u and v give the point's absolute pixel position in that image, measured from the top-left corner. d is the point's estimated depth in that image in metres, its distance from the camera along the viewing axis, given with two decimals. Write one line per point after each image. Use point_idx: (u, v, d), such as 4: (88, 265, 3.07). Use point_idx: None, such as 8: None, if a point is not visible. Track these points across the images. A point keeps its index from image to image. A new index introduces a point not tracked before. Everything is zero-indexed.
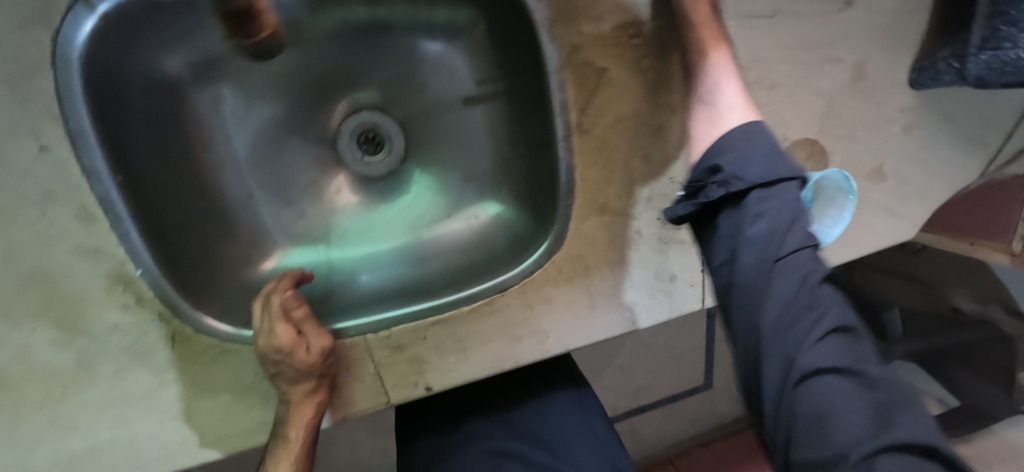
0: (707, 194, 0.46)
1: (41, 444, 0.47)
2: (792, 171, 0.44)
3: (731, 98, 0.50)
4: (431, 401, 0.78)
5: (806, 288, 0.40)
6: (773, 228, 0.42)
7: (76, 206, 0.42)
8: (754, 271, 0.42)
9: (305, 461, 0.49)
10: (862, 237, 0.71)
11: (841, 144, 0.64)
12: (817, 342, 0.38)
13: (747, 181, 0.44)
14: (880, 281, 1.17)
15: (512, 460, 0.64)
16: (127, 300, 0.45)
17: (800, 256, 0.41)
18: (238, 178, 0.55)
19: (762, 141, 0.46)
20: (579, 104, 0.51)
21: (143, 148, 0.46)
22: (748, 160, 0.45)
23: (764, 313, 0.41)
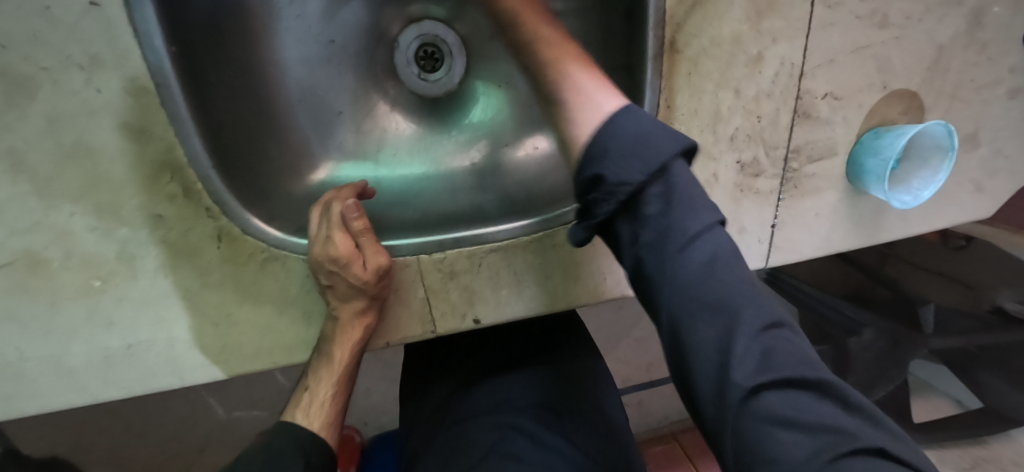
0: (598, 211, 0.37)
1: (78, 336, 0.45)
2: (661, 154, 0.36)
3: (588, 78, 0.39)
4: (441, 373, 0.74)
5: (710, 281, 0.34)
6: (680, 229, 0.35)
7: (123, 75, 0.38)
8: (652, 265, 0.36)
9: (345, 382, 0.48)
10: (939, 210, 0.64)
11: (942, 102, 0.57)
12: (750, 335, 0.32)
13: (632, 185, 0.35)
14: (914, 274, 1.08)
15: (519, 437, 0.59)
16: (173, 191, 0.42)
17: (697, 240, 0.35)
18: (292, 77, 0.50)
19: (629, 132, 0.36)
20: (677, 21, 0.46)
21: (202, 24, 0.42)
22: (625, 156, 0.35)
23: (678, 308, 0.34)
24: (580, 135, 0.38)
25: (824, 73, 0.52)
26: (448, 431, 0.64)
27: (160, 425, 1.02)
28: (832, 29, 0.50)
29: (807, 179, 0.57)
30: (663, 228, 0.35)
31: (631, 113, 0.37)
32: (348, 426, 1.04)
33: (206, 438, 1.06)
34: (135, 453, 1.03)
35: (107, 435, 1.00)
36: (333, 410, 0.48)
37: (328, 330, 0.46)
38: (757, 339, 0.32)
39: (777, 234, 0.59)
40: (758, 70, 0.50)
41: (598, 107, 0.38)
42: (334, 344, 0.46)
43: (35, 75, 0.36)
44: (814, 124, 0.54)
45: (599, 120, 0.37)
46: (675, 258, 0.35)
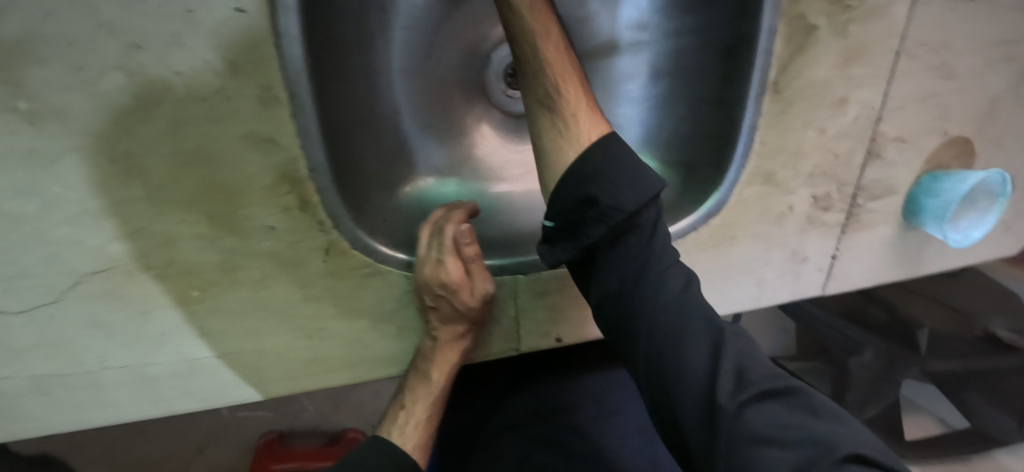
0: (589, 230, 0.40)
1: (165, 346, 0.43)
2: (650, 191, 0.39)
3: (580, 99, 0.41)
4: (478, 388, 0.70)
5: (683, 306, 0.39)
6: (662, 263, 0.40)
7: (259, 85, 0.37)
8: (637, 295, 0.40)
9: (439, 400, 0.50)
10: (973, 247, 0.69)
11: (989, 149, 0.61)
12: (723, 357, 0.36)
13: (627, 211, 0.38)
14: (908, 300, 1.11)
15: (551, 449, 0.55)
16: (290, 203, 0.41)
17: (672, 270, 0.40)
18: (391, 88, 0.50)
19: (629, 166, 0.39)
20: (780, 62, 0.48)
21: (326, 33, 0.41)
22: (618, 182, 0.39)
23: (659, 336, 0.38)
24: (570, 151, 0.40)
25: (896, 118, 0.55)
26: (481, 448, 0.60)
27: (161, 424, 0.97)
28: (909, 78, 0.53)
29: (867, 214, 0.60)
30: (644, 262, 0.40)
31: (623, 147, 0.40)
32: (351, 430, 1.02)
33: (208, 435, 1.00)
34: (128, 449, 0.96)
35: (103, 434, 0.95)
36: (427, 431, 0.50)
37: (429, 351, 0.48)
38: (735, 361, 0.36)
39: (835, 264, 0.62)
40: (842, 112, 0.52)
41: (585, 128, 0.40)
42: (434, 364, 0.49)
43: (166, 80, 0.35)
44: (881, 164, 0.57)
45: (590, 142, 0.40)
46: (657, 287, 0.39)
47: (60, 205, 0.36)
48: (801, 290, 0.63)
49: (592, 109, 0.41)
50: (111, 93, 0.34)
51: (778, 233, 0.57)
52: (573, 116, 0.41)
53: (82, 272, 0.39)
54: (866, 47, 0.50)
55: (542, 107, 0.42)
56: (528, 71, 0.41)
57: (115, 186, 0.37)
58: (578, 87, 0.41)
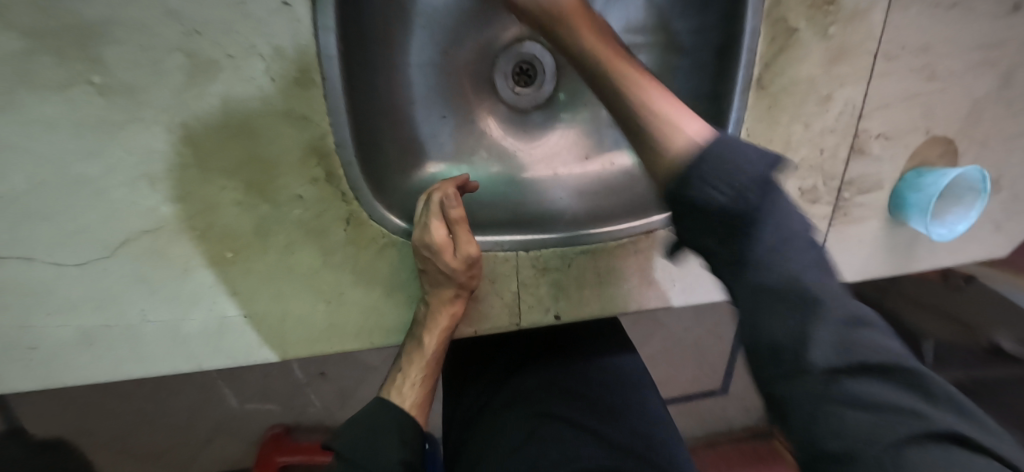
0: (696, 235, 0.37)
1: (199, 303, 0.48)
2: (756, 177, 0.35)
3: (664, 110, 0.39)
4: (477, 366, 0.71)
5: (804, 276, 0.33)
6: (776, 233, 0.34)
7: (298, 68, 0.42)
8: (735, 274, 0.35)
9: (434, 365, 0.52)
10: (963, 246, 0.71)
11: (973, 149, 0.64)
12: (831, 327, 0.32)
13: (727, 203, 0.34)
14: (914, 314, 1.08)
15: (565, 425, 0.59)
16: (317, 174, 0.46)
17: (768, 239, 0.34)
18: (410, 81, 0.55)
19: (730, 161, 0.35)
20: (764, 60, 0.53)
21: (358, 27, 0.47)
22: (720, 179, 0.35)
23: (759, 300, 0.34)
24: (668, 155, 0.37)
25: (879, 116, 0.59)
26: (483, 423, 0.63)
27: (171, 415, 1.00)
28: (890, 78, 0.57)
29: (855, 207, 0.63)
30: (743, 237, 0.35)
31: (729, 144, 0.36)
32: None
33: (214, 430, 1.03)
34: (140, 436, 1.00)
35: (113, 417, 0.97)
36: (422, 393, 0.52)
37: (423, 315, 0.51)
38: (837, 329, 0.32)
39: None
40: (826, 109, 0.56)
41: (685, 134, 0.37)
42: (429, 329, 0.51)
43: (219, 60, 0.41)
44: (866, 160, 0.61)
45: (692, 143, 0.37)
46: (764, 266, 0.34)
47: (121, 168, 0.42)
48: None
49: (682, 113, 0.39)
50: (173, 70, 0.40)
51: None
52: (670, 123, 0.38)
53: (134, 231, 0.44)
54: (846, 48, 0.54)
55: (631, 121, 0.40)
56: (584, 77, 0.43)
57: (168, 153, 0.42)
58: (660, 97, 0.40)
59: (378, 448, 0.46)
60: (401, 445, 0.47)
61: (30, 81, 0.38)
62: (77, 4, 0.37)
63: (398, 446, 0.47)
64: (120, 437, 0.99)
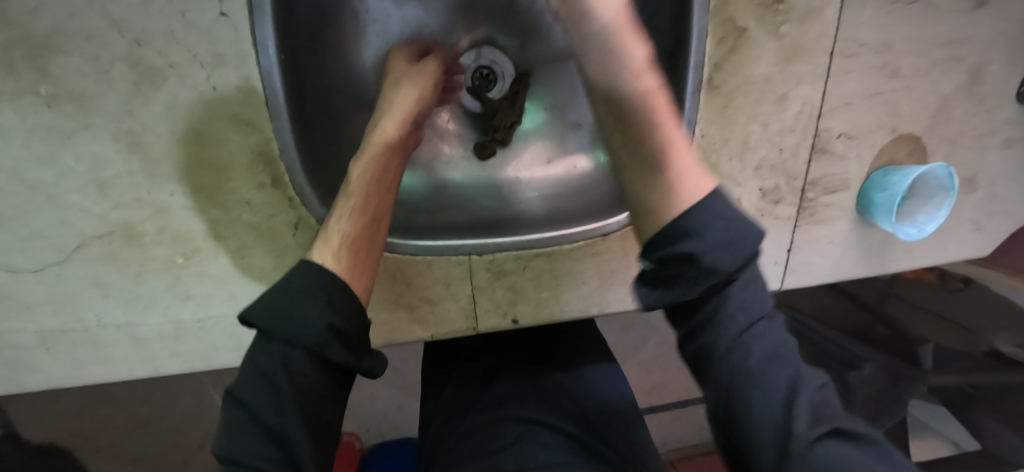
0: (684, 289, 0.37)
1: (154, 307, 0.49)
2: (752, 246, 0.37)
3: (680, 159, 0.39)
4: (444, 369, 0.65)
5: (780, 355, 0.37)
6: (756, 307, 0.39)
7: (240, 76, 0.43)
8: (717, 325, 0.38)
9: (370, 198, 0.42)
10: (941, 246, 0.69)
11: (944, 148, 0.63)
12: (802, 394, 0.35)
13: (727, 273, 0.36)
14: (912, 317, 1.06)
15: (546, 431, 0.52)
16: (264, 179, 0.47)
17: (744, 311, 0.38)
18: (366, 88, 0.56)
19: (725, 228, 0.36)
20: (714, 60, 0.53)
21: (304, 37, 0.47)
22: (717, 242, 0.36)
23: (745, 370, 0.36)
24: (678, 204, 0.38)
25: (841, 115, 0.58)
26: (454, 431, 0.56)
27: (160, 421, 1.00)
28: (850, 76, 0.56)
29: (821, 208, 0.62)
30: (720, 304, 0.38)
31: (722, 208, 0.37)
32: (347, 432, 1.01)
33: (206, 437, 1.02)
34: (129, 442, 1.00)
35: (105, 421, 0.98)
36: (354, 232, 0.40)
37: (364, 153, 0.43)
38: (811, 395, 0.35)
39: (793, 258, 0.64)
40: (783, 108, 0.56)
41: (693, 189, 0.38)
42: (362, 171, 0.42)
43: (162, 69, 0.42)
44: (830, 159, 0.60)
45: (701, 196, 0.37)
46: (744, 353, 0.37)
47: (73, 175, 0.43)
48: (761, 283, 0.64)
49: (694, 166, 0.39)
50: (119, 80, 0.41)
51: None
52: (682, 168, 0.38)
53: (86, 236, 0.46)
54: (801, 46, 0.54)
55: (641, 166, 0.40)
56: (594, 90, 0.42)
57: (117, 160, 0.44)
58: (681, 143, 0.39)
59: (302, 308, 0.34)
60: (334, 308, 0.35)
61: None
62: (23, 17, 0.39)
63: (327, 310, 0.35)
64: (116, 441, 1.00)
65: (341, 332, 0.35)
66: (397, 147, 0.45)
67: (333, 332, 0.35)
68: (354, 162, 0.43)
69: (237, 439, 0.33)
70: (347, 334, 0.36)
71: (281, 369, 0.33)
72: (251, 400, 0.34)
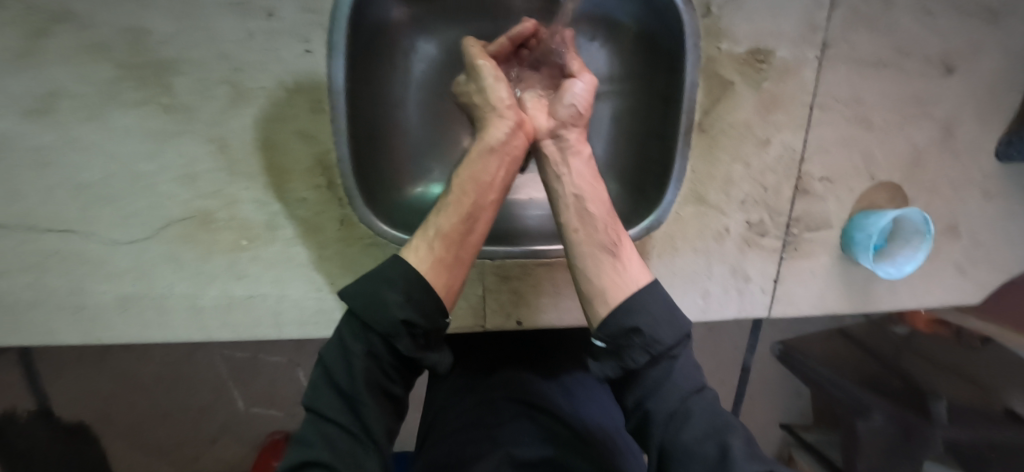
0: (631, 357, 0.45)
1: (215, 281, 0.58)
2: (683, 331, 0.46)
3: (627, 254, 0.49)
4: (455, 356, 0.73)
5: (718, 413, 0.44)
6: (690, 380, 0.45)
7: (313, 99, 0.55)
8: (655, 394, 0.45)
9: (464, 216, 0.48)
10: (927, 287, 0.73)
11: (923, 196, 0.68)
12: (736, 443, 0.41)
13: (667, 344, 0.44)
14: (924, 369, 1.02)
15: (544, 413, 0.58)
16: (320, 181, 0.57)
17: (679, 377, 0.45)
18: (409, 114, 0.65)
19: (660, 306, 0.46)
20: (703, 107, 0.62)
21: (363, 71, 0.58)
22: (659, 319, 0.45)
23: (680, 424, 0.43)
24: (628, 288, 0.46)
25: (820, 160, 0.65)
26: (457, 404, 0.62)
27: (182, 413, 1.08)
28: (827, 126, 0.64)
29: (805, 242, 0.68)
30: (662, 378, 0.45)
31: (658, 291, 0.47)
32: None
33: (220, 429, 1.11)
34: (152, 431, 1.08)
35: (131, 410, 1.06)
36: (451, 243, 0.48)
37: (467, 157, 0.51)
38: (746, 445, 0.41)
39: (777, 288, 0.69)
40: (765, 150, 0.64)
41: (634, 277, 0.47)
42: (474, 171, 0.50)
43: (254, 90, 0.53)
44: (811, 199, 0.66)
45: (643, 284, 0.47)
46: (680, 410, 0.43)
47: (171, 167, 0.55)
48: (747, 308, 0.70)
49: (634, 262, 0.49)
50: (219, 97, 0.53)
51: (718, 250, 0.67)
52: (629, 264, 0.48)
53: (173, 218, 0.56)
54: (781, 100, 0.62)
55: (596, 260, 0.48)
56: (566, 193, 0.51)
57: (206, 158, 0.55)
58: (628, 244, 0.50)
59: (387, 299, 0.43)
60: (411, 305, 0.43)
61: (116, 100, 0.52)
62: (157, 46, 0.51)
63: (405, 305, 0.43)
64: (137, 428, 1.08)
65: (412, 326, 0.43)
66: (500, 150, 0.50)
67: (405, 326, 0.43)
68: (462, 165, 0.51)
69: (322, 394, 0.43)
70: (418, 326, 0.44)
71: (365, 345, 0.43)
72: (341, 363, 0.43)
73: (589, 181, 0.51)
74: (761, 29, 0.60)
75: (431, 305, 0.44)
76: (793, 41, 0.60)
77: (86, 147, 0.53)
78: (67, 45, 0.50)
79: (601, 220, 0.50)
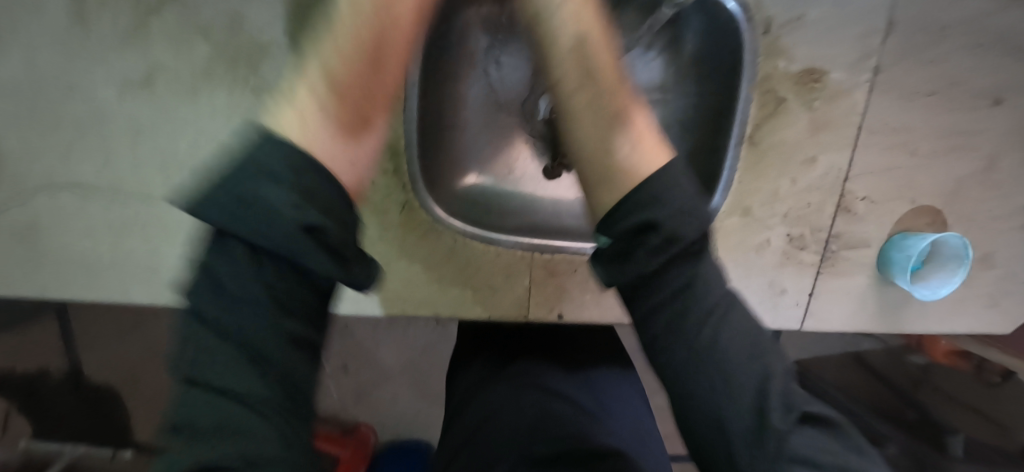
0: (645, 255, 0.40)
1: None
2: (706, 221, 0.41)
3: (642, 134, 0.46)
4: (470, 334, 0.69)
5: (750, 326, 0.42)
6: (717, 294, 0.42)
7: (389, 89, 0.58)
8: (674, 307, 0.41)
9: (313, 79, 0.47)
10: (957, 314, 0.75)
11: (961, 223, 0.70)
12: (762, 362, 0.40)
13: (687, 239, 0.40)
14: (942, 405, 1.03)
15: (560, 403, 0.54)
16: (388, 167, 0.61)
17: (708, 290, 0.41)
18: (470, 108, 0.68)
19: (683, 190, 0.41)
20: (755, 122, 0.64)
21: (435, 66, 0.62)
22: (682, 210, 0.40)
23: (704, 343, 0.40)
24: (650, 159, 0.43)
25: (864, 181, 0.67)
26: (473, 392, 0.59)
27: None
28: (872, 149, 0.66)
29: (842, 260, 0.70)
30: (685, 282, 0.41)
31: (677, 173, 0.43)
32: (364, 424, 1.18)
33: None
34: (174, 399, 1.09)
35: (160, 377, 1.09)
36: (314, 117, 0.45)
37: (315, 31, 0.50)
38: (776, 370, 0.40)
39: (812, 302, 0.71)
40: (811, 168, 0.66)
41: (652, 152, 0.44)
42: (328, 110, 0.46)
43: None
44: (852, 219, 0.68)
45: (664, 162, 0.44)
46: (709, 323, 0.41)
47: None
48: (780, 320, 0.71)
49: (651, 138, 0.46)
50: None
51: (757, 261, 0.69)
52: (645, 138, 0.45)
53: None
54: (830, 120, 0.64)
55: (611, 134, 0.45)
56: (571, 75, 0.48)
57: None
58: (642, 121, 0.47)
59: (270, 201, 0.33)
60: (306, 199, 0.34)
61: (209, 77, 0.56)
62: (252, 31, 0.55)
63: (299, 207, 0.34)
64: (161, 395, 1.09)
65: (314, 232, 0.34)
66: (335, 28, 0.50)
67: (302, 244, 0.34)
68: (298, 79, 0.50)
69: (206, 367, 0.34)
70: (326, 236, 0.35)
71: (258, 267, 0.34)
72: (236, 299, 0.34)
73: (602, 60, 0.48)
74: (817, 51, 0.62)
75: (334, 211, 0.36)
76: (848, 65, 0.63)
77: (176, 118, 0.57)
78: (171, 24, 0.54)
79: (615, 101, 0.47)
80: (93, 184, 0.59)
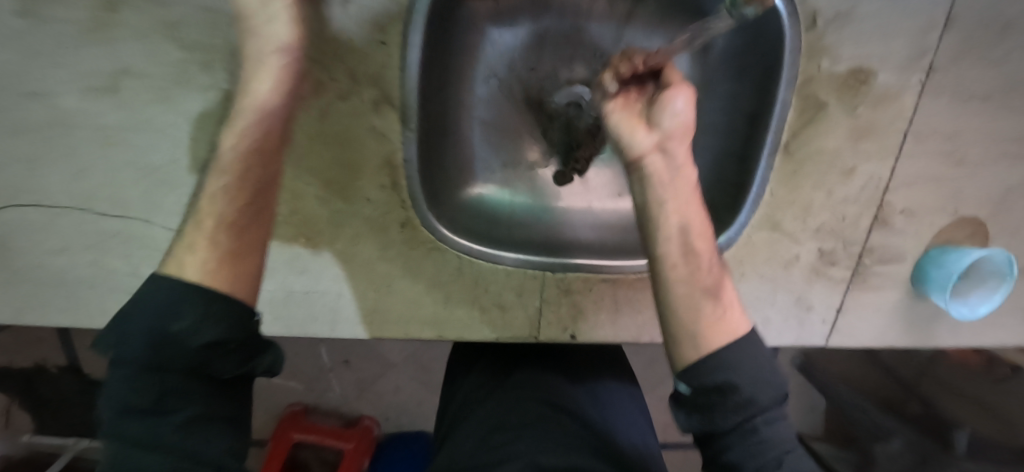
0: (720, 414, 0.39)
1: (274, 276, 0.57)
2: (782, 385, 0.40)
3: (725, 298, 0.42)
4: (475, 355, 0.72)
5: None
6: (789, 441, 0.39)
7: (384, 97, 0.52)
8: (744, 452, 0.38)
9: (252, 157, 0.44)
10: (990, 328, 0.70)
11: (1005, 235, 0.65)
12: None
13: (763, 404, 0.38)
14: (950, 398, 0.96)
15: (570, 417, 0.57)
16: (385, 181, 0.55)
17: (777, 434, 0.39)
18: (475, 110, 0.62)
19: (759, 366, 0.39)
20: (791, 129, 0.58)
21: (436, 67, 0.55)
22: (756, 373, 0.39)
23: None
24: (734, 330, 0.40)
25: (904, 192, 0.62)
26: (484, 407, 0.61)
27: None
28: (916, 158, 0.60)
29: (874, 275, 0.65)
30: (758, 437, 0.38)
31: (758, 344, 0.40)
32: (367, 417, 1.15)
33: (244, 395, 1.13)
34: None
35: None
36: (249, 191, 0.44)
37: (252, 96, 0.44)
38: None
39: (839, 319, 0.67)
40: (849, 179, 0.61)
41: (740, 322, 0.41)
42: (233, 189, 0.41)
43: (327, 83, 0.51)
44: (888, 232, 0.63)
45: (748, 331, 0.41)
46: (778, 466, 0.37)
47: None
48: (803, 336, 0.68)
49: (735, 306, 0.42)
50: None
51: (784, 277, 0.64)
52: (730, 302, 0.41)
53: None
54: (873, 126, 0.58)
55: (702, 299, 0.41)
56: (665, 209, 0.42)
57: None
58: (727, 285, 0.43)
59: (176, 334, 0.35)
60: (213, 323, 0.36)
61: (183, 82, 0.50)
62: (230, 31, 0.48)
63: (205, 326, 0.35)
64: None
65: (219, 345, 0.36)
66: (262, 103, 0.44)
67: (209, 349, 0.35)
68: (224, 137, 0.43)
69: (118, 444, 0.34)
70: (225, 341, 0.36)
71: (148, 374, 0.35)
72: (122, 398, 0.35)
73: (694, 207, 0.42)
74: (866, 49, 0.55)
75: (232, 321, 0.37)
76: (899, 64, 0.56)
77: (151, 130, 0.51)
78: (137, 23, 0.47)
79: (706, 254, 0.42)
80: (62, 203, 0.53)
